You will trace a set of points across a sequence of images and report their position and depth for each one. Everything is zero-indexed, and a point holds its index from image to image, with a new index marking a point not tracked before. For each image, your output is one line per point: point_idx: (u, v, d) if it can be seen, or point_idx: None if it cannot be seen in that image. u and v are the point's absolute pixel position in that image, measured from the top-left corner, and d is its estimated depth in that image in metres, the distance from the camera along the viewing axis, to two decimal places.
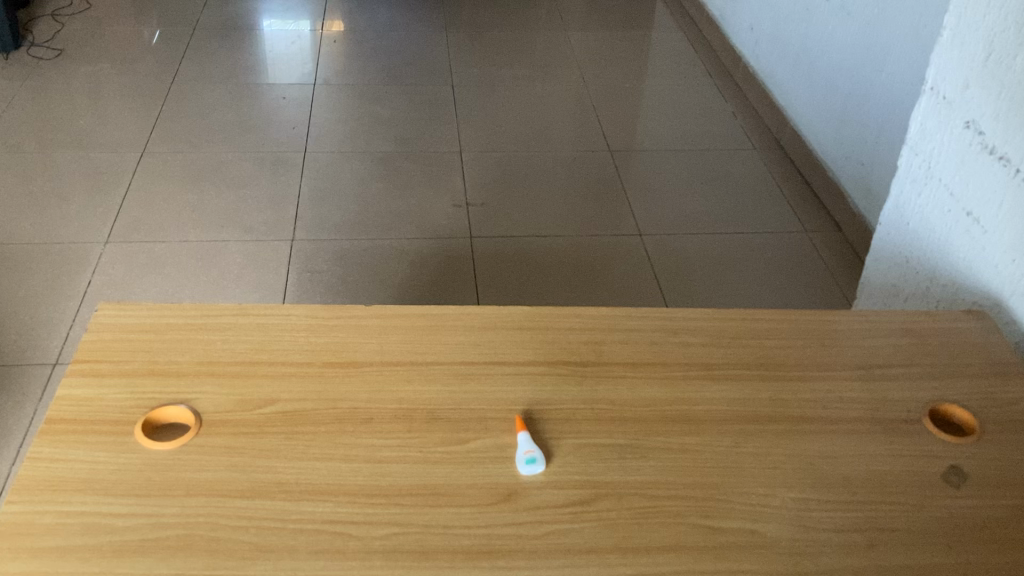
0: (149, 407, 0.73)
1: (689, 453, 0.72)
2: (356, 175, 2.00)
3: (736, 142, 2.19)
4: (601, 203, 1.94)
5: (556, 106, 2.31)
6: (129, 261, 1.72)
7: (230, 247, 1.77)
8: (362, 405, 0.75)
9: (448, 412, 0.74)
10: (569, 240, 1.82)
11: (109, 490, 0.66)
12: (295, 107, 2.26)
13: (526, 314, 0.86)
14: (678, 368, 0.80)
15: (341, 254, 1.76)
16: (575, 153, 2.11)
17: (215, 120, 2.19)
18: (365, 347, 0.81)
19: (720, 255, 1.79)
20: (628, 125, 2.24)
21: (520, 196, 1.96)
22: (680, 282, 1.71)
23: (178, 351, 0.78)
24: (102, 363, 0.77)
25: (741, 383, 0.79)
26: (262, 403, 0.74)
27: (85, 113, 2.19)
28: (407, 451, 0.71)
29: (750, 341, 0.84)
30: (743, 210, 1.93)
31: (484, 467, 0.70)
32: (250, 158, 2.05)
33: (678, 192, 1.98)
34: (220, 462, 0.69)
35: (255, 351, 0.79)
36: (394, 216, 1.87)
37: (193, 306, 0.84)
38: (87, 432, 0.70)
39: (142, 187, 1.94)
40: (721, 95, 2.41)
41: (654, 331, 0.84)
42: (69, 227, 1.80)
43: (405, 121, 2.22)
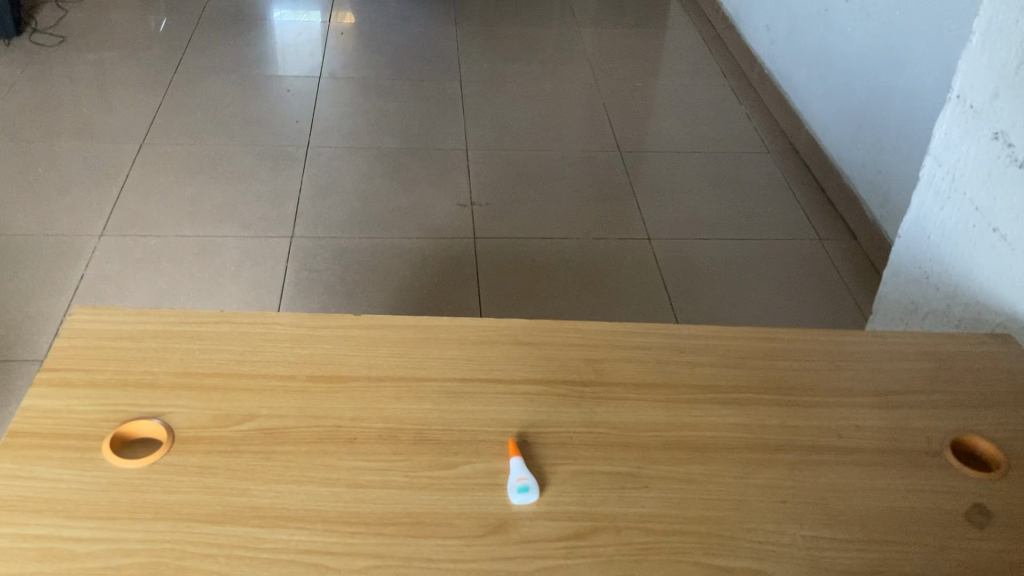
0: (119, 421, 0.69)
1: (693, 484, 0.68)
2: (360, 172, 1.96)
3: (750, 145, 2.13)
4: (609, 204, 1.89)
5: (565, 104, 2.26)
6: (125, 255, 1.68)
7: (227, 243, 1.73)
8: (345, 424, 0.70)
9: (437, 433, 0.70)
10: (575, 242, 1.77)
11: (71, 512, 0.62)
12: (300, 100, 2.22)
13: (524, 328, 0.81)
14: (684, 390, 0.76)
15: (341, 252, 1.72)
16: (583, 152, 2.06)
17: (218, 112, 2.14)
18: (352, 360, 0.76)
19: (731, 262, 1.74)
20: (639, 126, 2.19)
21: (526, 195, 1.91)
22: (689, 289, 1.66)
23: (154, 361, 0.74)
24: (73, 372, 0.72)
25: (751, 408, 0.75)
26: (239, 418, 0.70)
27: (85, 102, 2.15)
28: (392, 476, 0.67)
29: (761, 361, 0.79)
30: (756, 216, 1.88)
31: (473, 495, 0.66)
32: (252, 151, 2.00)
33: (689, 195, 1.93)
34: (192, 483, 0.65)
35: (236, 362, 0.75)
36: (396, 214, 1.83)
37: (172, 312, 0.79)
38: (52, 448, 0.66)
39: (141, 179, 1.90)
40: (735, 96, 2.35)
41: (660, 350, 0.80)
42: (64, 219, 1.77)
43: (411, 116, 2.17)
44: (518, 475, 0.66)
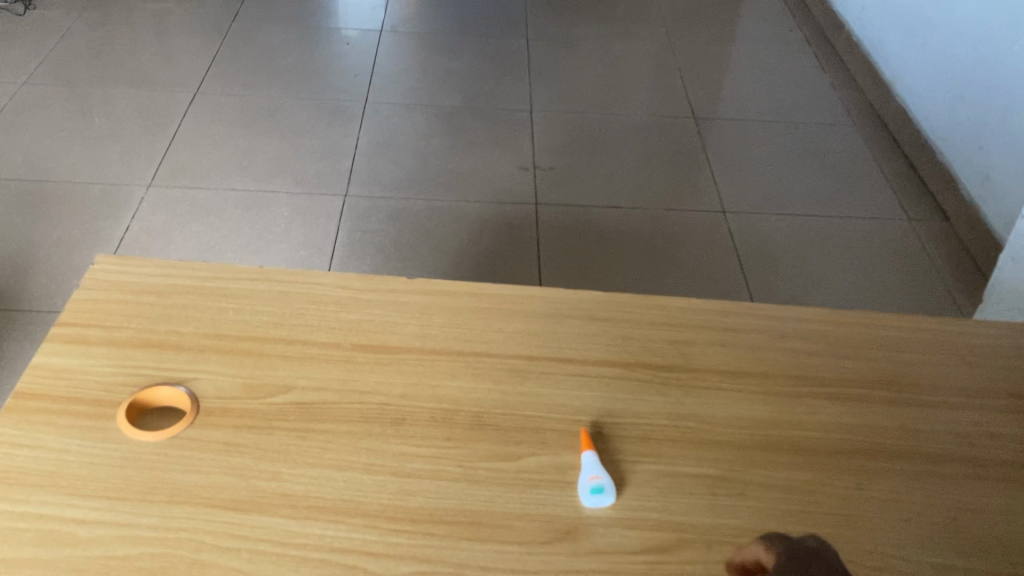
0: (138, 387, 0.60)
1: (796, 493, 0.58)
2: (418, 130, 1.86)
3: (836, 116, 1.99)
4: (682, 173, 1.77)
5: (638, 68, 2.13)
6: (172, 207, 1.62)
7: (278, 199, 1.65)
8: (393, 402, 0.61)
9: (497, 419, 0.61)
10: (644, 212, 1.66)
11: (77, 489, 0.54)
12: (360, 54, 2.12)
13: (600, 301, 0.71)
14: (785, 382, 0.65)
15: (396, 213, 1.63)
16: (655, 118, 1.94)
17: (275, 63, 2.06)
18: (404, 329, 0.67)
19: (812, 240, 1.61)
20: (716, 92, 2.05)
21: (593, 160, 1.80)
22: (767, 267, 1.54)
23: (182, 321, 0.65)
24: (92, 329, 0.64)
25: (864, 406, 0.64)
26: (274, 390, 0.61)
27: (142, 49, 2.08)
28: (444, 465, 0.57)
29: (874, 352, 0.68)
30: (841, 192, 1.74)
31: (538, 494, 0.56)
32: (309, 105, 1.92)
33: (768, 168, 1.80)
34: (215, 462, 0.56)
35: (273, 326, 0.66)
36: (455, 175, 1.74)
37: (206, 266, 0.71)
38: (63, 414, 0.58)
39: (193, 129, 1.83)
40: (819, 65, 2.20)
41: (756, 334, 0.69)
42: (112, 167, 1.71)
43: (475, 74, 2.07)
44: (592, 474, 0.56)
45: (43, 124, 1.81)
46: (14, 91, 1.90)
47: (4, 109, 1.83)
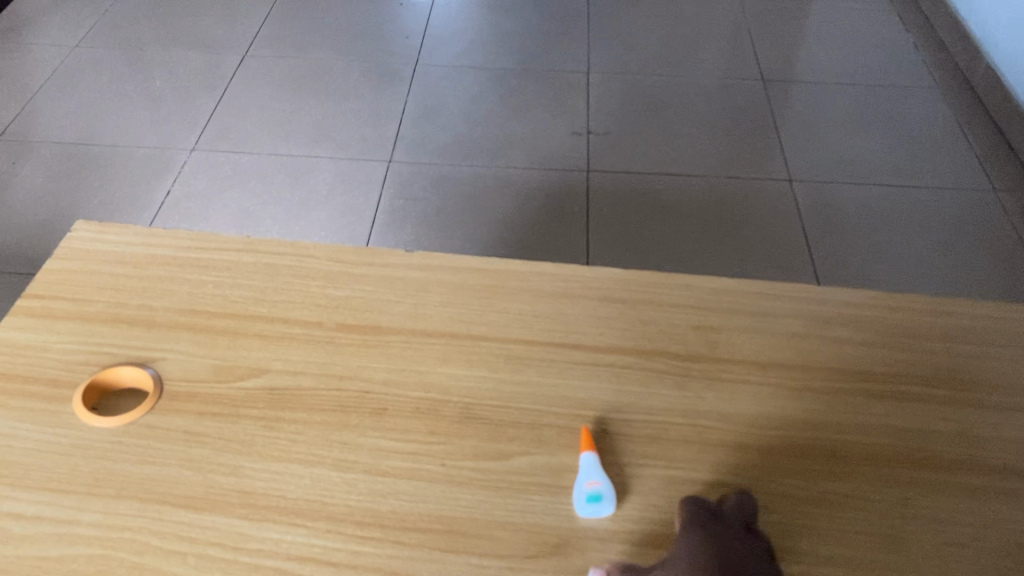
0: (99, 367, 0.55)
1: (830, 508, 0.50)
2: (469, 93, 1.79)
3: (919, 78, 1.84)
4: (746, 139, 1.66)
5: (705, 25, 2.01)
6: (213, 171, 1.59)
7: (321, 164, 1.60)
8: (374, 389, 0.55)
9: (489, 412, 0.54)
10: (703, 181, 1.56)
11: (19, 480, 0.49)
12: (414, 12, 2.05)
13: (618, 279, 0.63)
14: (826, 376, 0.57)
15: (440, 180, 1.57)
16: (721, 79, 1.83)
17: (326, 21, 2.00)
18: (396, 308, 0.60)
19: (886, 212, 1.49)
20: (788, 52, 1.92)
21: (651, 125, 1.70)
22: (833, 242, 1.44)
23: (155, 295, 0.60)
24: (59, 302, 0.60)
25: (917, 406, 0.55)
26: (246, 373, 0.56)
27: (194, 7, 2.05)
28: (423, 463, 0.51)
29: (934, 343, 0.59)
30: (921, 161, 1.61)
31: (527, 500, 0.49)
32: (358, 66, 1.86)
33: (841, 134, 1.68)
34: (171, 454, 0.51)
35: (253, 302, 0.60)
36: (504, 141, 1.66)
37: (190, 234, 0.65)
38: (16, 396, 0.53)
39: (239, 92, 1.79)
40: (904, 22, 2.04)
41: (798, 319, 0.60)
42: (157, 131, 1.68)
43: (531, 33, 1.97)
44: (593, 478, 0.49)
45: (92, 86, 1.79)
46: (65, 53, 1.89)
47: (54, 73, 1.83)
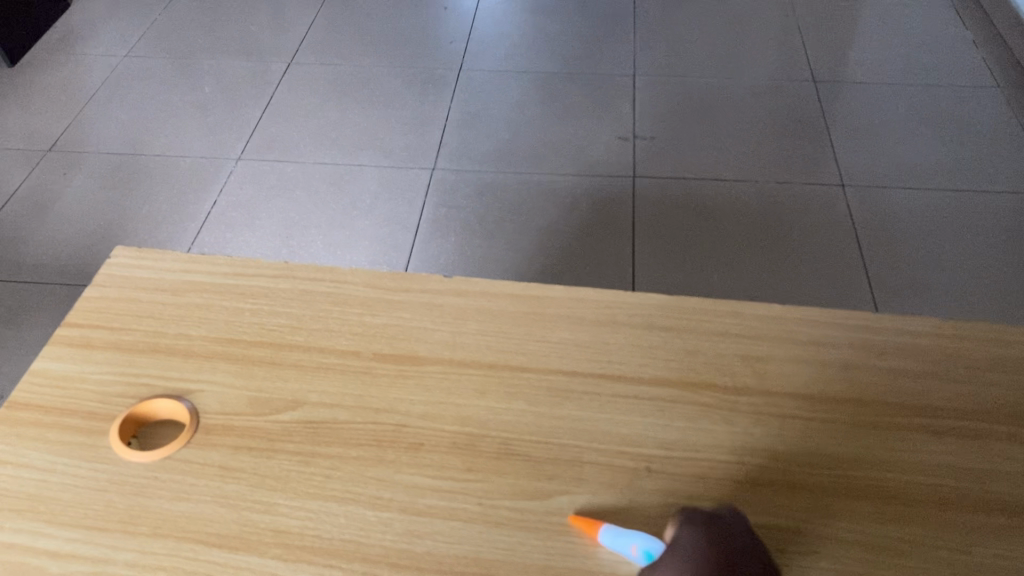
0: (137, 399, 0.55)
1: (883, 553, 0.47)
2: (512, 99, 1.77)
3: (979, 78, 1.77)
4: (797, 143, 1.62)
5: (755, 25, 1.97)
6: (258, 181, 1.59)
7: (365, 173, 1.60)
8: (411, 423, 0.54)
9: (529, 448, 0.52)
10: (752, 186, 1.53)
11: (56, 517, 0.49)
12: (459, 17, 2.04)
13: (662, 305, 0.61)
14: (879, 411, 0.54)
15: (484, 188, 1.56)
16: (770, 81, 1.78)
17: (371, 28, 2.00)
18: (433, 337, 0.59)
19: (941, 218, 1.44)
20: (840, 51, 1.87)
21: (699, 130, 1.67)
22: (888, 249, 1.40)
23: (193, 323, 0.60)
24: (99, 331, 0.59)
25: (975, 444, 0.52)
26: (282, 405, 0.55)
27: (242, 15, 2.07)
28: (461, 502, 0.50)
29: (995, 375, 0.56)
30: (979, 164, 1.55)
31: (568, 542, 0.48)
32: (401, 74, 1.85)
33: (895, 137, 1.63)
34: (207, 490, 0.50)
35: (291, 330, 0.60)
36: (549, 148, 1.64)
37: (228, 260, 0.65)
38: (54, 428, 0.53)
39: (285, 100, 1.79)
40: (961, 18, 1.97)
41: (848, 348, 0.58)
42: (204, 140, 1.70)
43: (576, 37, 1.95)
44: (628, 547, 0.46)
45: (141, 97, 1.81)
46: (116, 63, 1.91)
47: (104, 83, 1.85)
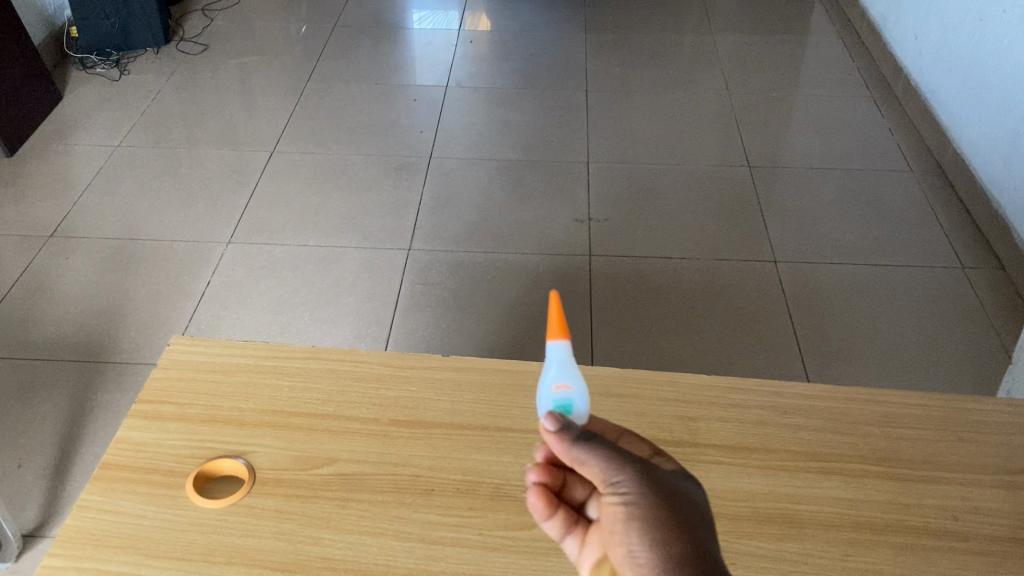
0: (205, 459, 0.69)
1: (783, 562, 0.63)
2: (478, 184, 1.95)
3: (894, 161, 1.98)
4: (734, 223, 1.81)
5: (695, 116, 2.18)
6: (249, 263, 1.74)
7: (348, 254, 1.76)
8: (423, 473, 0.69)
9: (516, 490, 0.68)
10: (695, 265, 1.70)
11: (151, 551, 0.63)
12: (427, 109, 2.22)
13: (616, 376, 0.78)
14: (785, 457, 0.71)
15: (455, 267, 1.72)
16: (709, 167, 1.98)
17: (346, 120, 2.18)
18: (436, 405, 0.75)
19: (862, 288, 1.63)
20: (772, 139, 2.08)
21: (648, 214, 1.85)
22: (815, 316, 1.57)
23: (243, 397, 0.75)
24: (166, 405, 0.74)
25: (856, 480, 0.69)
26: (320, 462, 0.70)
27: (224, 108, 2.23)
28: (464, 533, 0.65)
29: (871, 429, 0.73)
30: (893, 239, 1.75)
31: (548, 561, 0.63)
32: (376, 162, 2.02)
33: (820, 216, 1.82)
34: (266, 528, 0.65)
35: (322, 402, 0.75)
36: (513, 229, 1.82)
37: (266, 345, 0.80)
38: (141, 482, 0.68)
39: (271, 187, 1.95)
40: (879, 108, 2.19)
41: (760, 410, 0.74)
42: (197, 226, 1.84)
43: (534, 127, 2.15)
44: (562, 382, 0.61)
45: (135, 186, 1.96)
46: (111, 154, 2.06)
47: (101, 173, 2.00)
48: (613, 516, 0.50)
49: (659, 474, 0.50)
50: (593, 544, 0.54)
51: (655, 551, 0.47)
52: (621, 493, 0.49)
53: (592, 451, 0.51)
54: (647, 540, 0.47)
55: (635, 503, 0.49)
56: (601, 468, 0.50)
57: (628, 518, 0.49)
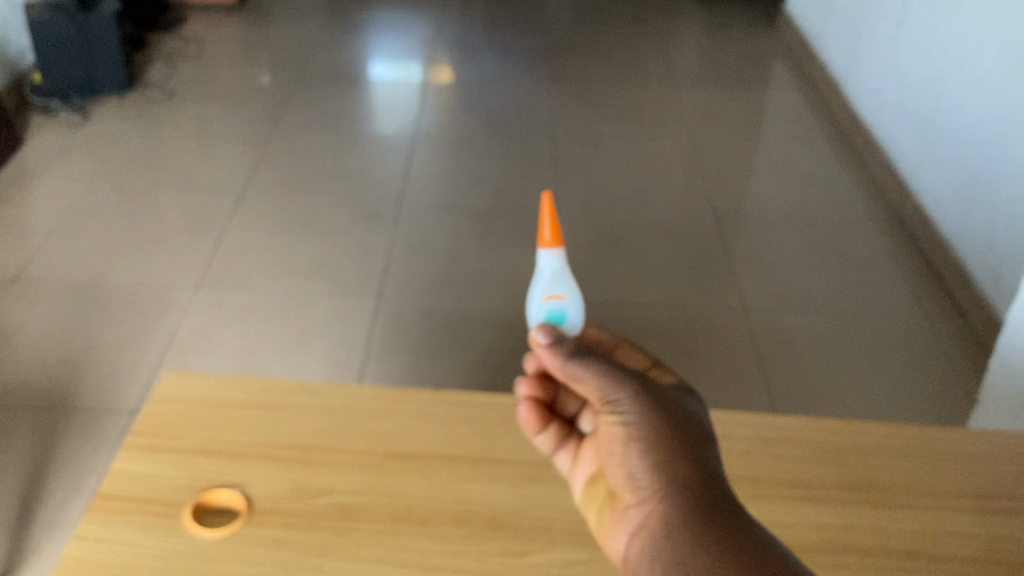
0: (201, 490, 0.70)
1: None
2: (450, 233, 1.97)
3: (852, 212, 2.05)
4: (702, 270, 1.83)
5: (660, 169, 2.22)
6: (217, 309, 1.69)
7: (319, 300, 1.73)
8: (419, 503, 0.70)
9: (512, 519, 0.69)
10: (665, 309, 1.71)
11: None
12: (398, 160, 2.24)
13: None
14: (770, 484, 0.72)
15: (428, 313, 1.72)
16: (676, 217, 2.02)
17: (316, 169, 2.18)
18: (430, 438, 0.76)
19: (828, 333, 1.66)
20: (736, 191, 2.13)
21: (620, 258, 1.86)
22: (781, 360, 1.59)
23: (237, 430, 0.75)
24: (160, 438, 0.74)
25: (839, 506, 0.71)
26: (316, 492, 0.70)
27: (190, 155, 2.21)
28: (463, 560, 0.66)
29: (852, 459, 0.75)
30: (855, 287, 1.79)
31: None
32: (347, 209, 2.03)
33: (785, 265, 1.86)
34: (265, 557, 0.65)
35: (317, 435, 0.76)
36: (485, 276, 1.83)
37: (258, 381, 0.81)
38: (138, 513, 0.68)
39: (240, 232, 1.93)
40: (836, 161, 2.27)
41: (745, 440, 0.76)
42: (164, 271, 1.79)
43: (503, 179, 2.18)
44: (556, 294, 0.65)
45: (97, 230, 1.91)
46: (74, 197, 2.01)
47: (63, 218, 1.94)
48: (612, 435, 0.52)
49: (658, 393, 0.52)
50: (585, 460, 0.59)
51: (656, 473, 0.49)
52: (621, 415, 0.51)
53: (591, 371, 0.52)
54: (647, 462, 0.49)
55: (636, 425, 0.51)
56: (600, 388, 0.52)
57: (628, 440, 0.51)
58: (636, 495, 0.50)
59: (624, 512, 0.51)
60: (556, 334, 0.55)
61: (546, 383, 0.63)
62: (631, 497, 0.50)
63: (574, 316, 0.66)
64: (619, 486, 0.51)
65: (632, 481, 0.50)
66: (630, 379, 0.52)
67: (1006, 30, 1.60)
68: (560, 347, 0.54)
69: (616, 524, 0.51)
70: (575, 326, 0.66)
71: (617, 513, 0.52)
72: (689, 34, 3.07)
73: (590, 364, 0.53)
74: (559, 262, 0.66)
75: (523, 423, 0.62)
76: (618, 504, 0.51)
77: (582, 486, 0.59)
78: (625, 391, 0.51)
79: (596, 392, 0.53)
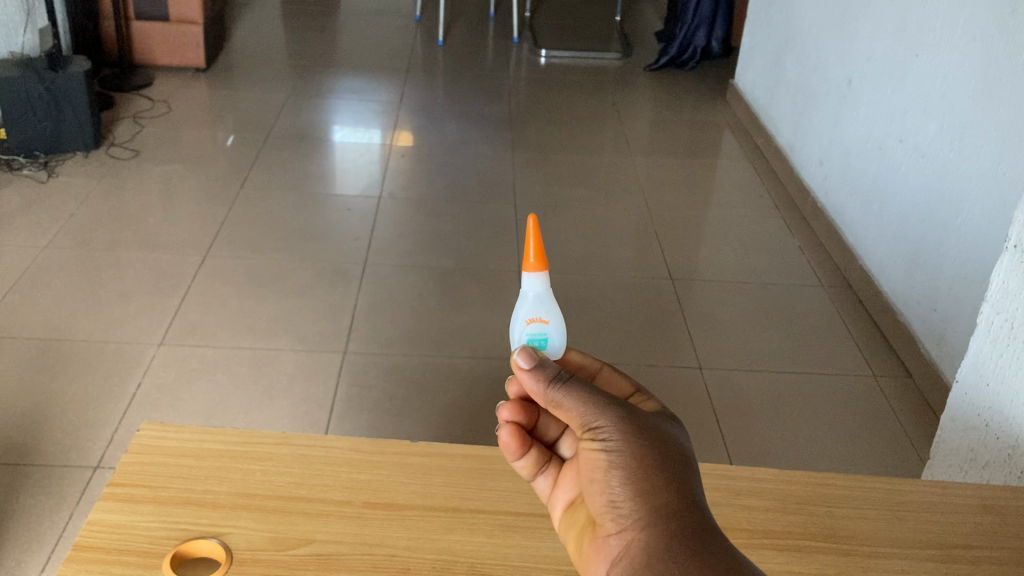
0: (181, 540, 0.70)
1: None
2: (412, 292, 1.98)
3: (802, 276, 2.11)
4: (660, 331, 1.86)
5: (616, 233, 2.27)
6: (182, 364, 1.68)
7: (282, 356, 1.73)
8: (399, 553, 0.70)
9: (489, 568, 0.70)
10: (625, 369, 1.74)
11: None
12: (358, 219, 2.27)
13: None
14: (739, 535, 0.74)
15: (391, 370, 1.73)
16: (634, 278, 2.06)
17: (278, 228, 2.19)
18: (408, 489, 0.77)
19: (784, 393, 1.70)
20: (692, 254, 2.19)
21: (579, 318, 1.89)
22: (739, 419, 1.62)
23: (216, 480, 0.76)
24: (138, 489, 0.75)
25: (807, 554, 0.72)
26: (296, 542, 0.70)
27: (153, 213, 2.21)
28: None
29: (817, 509, 0.77)
30: (808, 347, 1.84)
31: None
32: (310, 268, 2.04)
33: (741, 327, 1.90)
34: None
35: (295, 485, 0.76)
36: (448, 334, 1.85)
37: (236, 432, 0.82)
38: (117, 563, 0.67)
39: (203, 289, 1.93)
40: (788, 227, 2.35)
41: (714, 493, 0.78)
42: (127, 328, 1.78)
43: (463, 241, 2.20)
44: (541, 320, 0.67)
45: (58, 287, 1.89)
46: (35, 254, 2.00)
47: (22, 275, 1.92)
48: (595, 461, 0.53)
49: (640, 419, 0.54)
50: (567, 487, 0.61)
51: (637, 499, 0.51)
52: (604, 441, 0.53)
53: (574, 398, 0.54)
54: (629, 489, 0.51)
55: (617, 451, 0.52)
56: (581, 414, 0.54)
57: (610, 467, 0.52)
58: (616, 522, 0.52)
59: (605, 539, 0.52)
60: (539, 359, 0.57)
61: (527, 409, 0.65)
62: (612, 524, 0.52)
63: (557, 339, 0.67)
64: (600, 513, 0.53)
65: (613, 509, 0.52)
66: (612, 405, 0.54)
67: (944, 107, 1.69)
68: (542, 372, 0.56)
69: (596, 550, 0.53)
70: (557, 349, 0.68)
71: (597, 539, 0.53)
72: (643, 104, 3.17)
73: (571, 391, 0.55)
74: (543, 286, 0.67)
75: (504, 447, 0.64)
76: (600, 531, 0.53)
77: (563, 512, 0.60)
78: (606, 418, 0.53)
79: (580, 418, 0.54)
